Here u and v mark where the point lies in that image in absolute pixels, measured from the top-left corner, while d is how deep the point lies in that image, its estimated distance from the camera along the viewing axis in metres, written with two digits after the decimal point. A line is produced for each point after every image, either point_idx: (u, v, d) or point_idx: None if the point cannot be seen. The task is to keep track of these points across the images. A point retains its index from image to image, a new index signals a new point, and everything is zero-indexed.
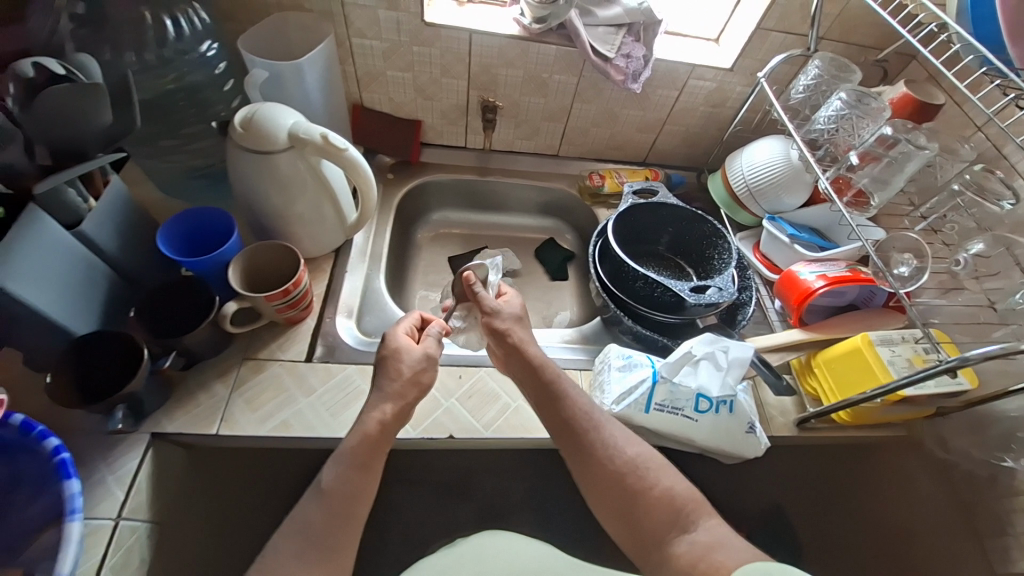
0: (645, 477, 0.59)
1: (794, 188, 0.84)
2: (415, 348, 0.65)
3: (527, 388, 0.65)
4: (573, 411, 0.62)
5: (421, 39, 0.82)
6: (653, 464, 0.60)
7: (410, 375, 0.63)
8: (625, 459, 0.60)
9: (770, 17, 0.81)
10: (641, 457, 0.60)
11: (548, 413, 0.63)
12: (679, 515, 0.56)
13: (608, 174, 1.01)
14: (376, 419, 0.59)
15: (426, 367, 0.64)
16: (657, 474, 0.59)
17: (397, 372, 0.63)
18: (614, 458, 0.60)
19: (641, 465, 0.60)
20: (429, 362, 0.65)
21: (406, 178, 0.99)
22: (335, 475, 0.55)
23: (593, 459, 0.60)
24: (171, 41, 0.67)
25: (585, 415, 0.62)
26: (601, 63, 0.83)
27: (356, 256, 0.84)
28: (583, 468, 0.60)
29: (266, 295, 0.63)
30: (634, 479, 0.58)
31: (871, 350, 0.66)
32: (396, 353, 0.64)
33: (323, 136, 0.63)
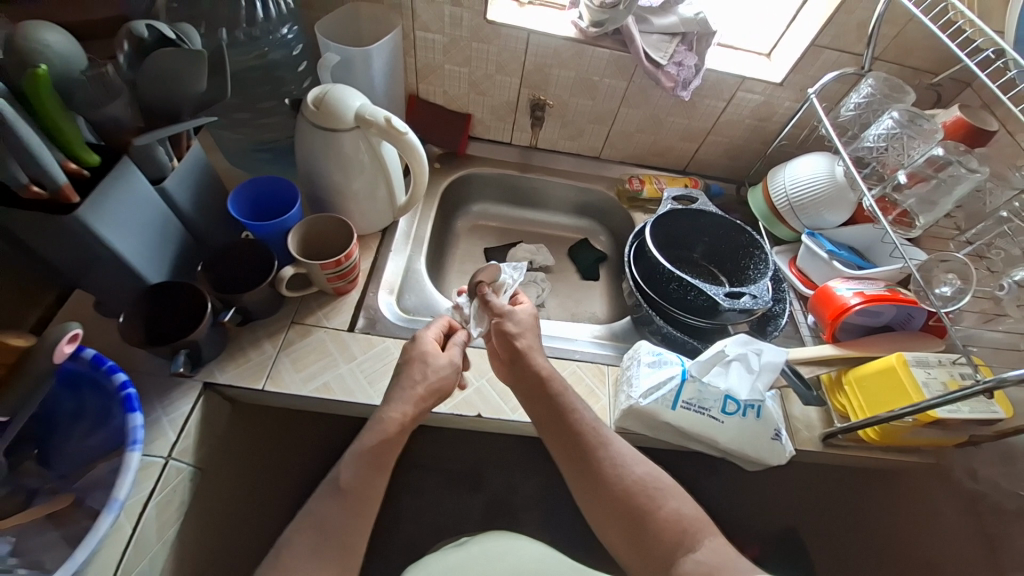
0: (654, 497, 0.58)
1: (837, 206, 0.84)
2: (440, 355, 0.66)
3: (531, 401, 0.65)
4: (581, 427, 0.62)
5: (481, 36, 0.86)
6: (664, 486, 0.59)
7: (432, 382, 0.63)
8: (630, 479, 0.59)
9: (826, 34, 0.82)
10: (649, 476, 0.60)
11: (552, 429, 0.63)
12: (685, 536, 0.56)
13: (648, 179, 1.03)
14: (397, 420, 0.59)
15: (452, 374, 0.65)
16: (666, 495, 0.59)
17: (421, 377, 0.63)
18: (620, 477, 0.59)
19: (648, 485, 0.59)
20: (455, 369, 0.66)
21: (452, 168, 1.03)
22: (353, 474, 0.55)
23: (597, 478, 0.59)
24: (259, 21, 0.72)
25: (590, 432, 0.62)
26: (653, 69, 0.85)
27: (400, 239, 0.88)
28: (585, 486, 0.60)
29: (320, 264, 0.67)
30: (643, 498, 0.58)
31: (906, 370, 0.66)
32: (424, 360, 0.64)
33: (387, 119, 0.67)
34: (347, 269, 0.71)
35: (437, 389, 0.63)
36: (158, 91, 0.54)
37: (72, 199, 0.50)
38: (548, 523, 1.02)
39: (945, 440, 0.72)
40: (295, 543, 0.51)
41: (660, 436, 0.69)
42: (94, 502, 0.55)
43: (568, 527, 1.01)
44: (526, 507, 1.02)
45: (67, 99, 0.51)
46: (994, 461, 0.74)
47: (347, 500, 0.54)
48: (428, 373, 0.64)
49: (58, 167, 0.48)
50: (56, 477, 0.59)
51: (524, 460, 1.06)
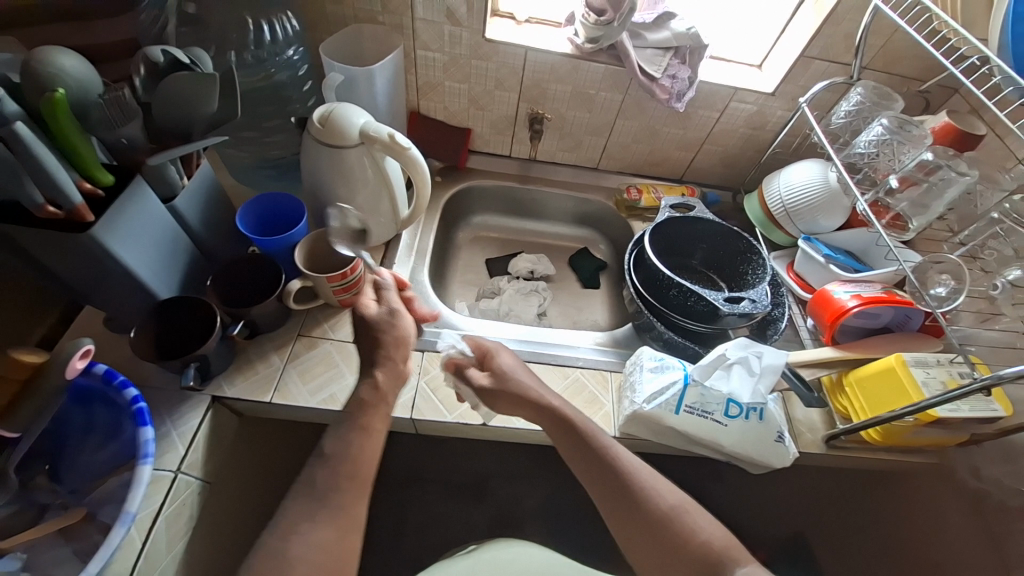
0: (685, 527, 0.57)
1: (831, 211, 0.85)
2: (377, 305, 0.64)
3: (557, 436, 0.63)
4: (607, 460, 0.60)
5: (480, 53, 0.88)
6: (687, 510, 0.58)
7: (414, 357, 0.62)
8: (661, 510, 0.58)
9: (814, 45, 0.85)
10: (678, 504, 0.59)
11: (581, 465, 0.61)
12: (719, 566, 0.55)
13: (646, 188, 1.05)
14: (372, 384, 0.58)
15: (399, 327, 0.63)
16: (697, 523, 0.57)
17: (374, 337, 0.62)
18: (651, 508, 0.58)
19: (680, 514, 0.58)
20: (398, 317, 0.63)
21: (453, 182, 1.05)
22: (335, 441, 0.54)
23: (631, 512, 0.58)
24: (266, 44, 0.75)
25: (619, 464, 0.60)
26: (647, 82, 0.88)
27: (404, 252, 0.89)
28: (623, 524, 0.58)
29: (327, 277, 0.68)
30: (677, 528, 0.57)
31: (905, 370, 0.67)
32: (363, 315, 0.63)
33: (390, 135, 0.69)
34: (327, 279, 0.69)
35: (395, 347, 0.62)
36: (170, 110, 0.56)
37: (88, 217, 0.52)
38: (555, 532, 1.01)
39: (947, 439, 0.73)
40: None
41: (665, 442, 0.70)
42: (106, 516, 0.55)
43: (575, 536, 1.01)
44: (532, 518, 1.02)
45: (84, 121, 0.53)
46: (996, 459, 0.74)
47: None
48: (373, 328, 0.62)
49: (74, 187, 0.50)
50: (67, 493, 0.60)
51: (529, 470, 1.06)
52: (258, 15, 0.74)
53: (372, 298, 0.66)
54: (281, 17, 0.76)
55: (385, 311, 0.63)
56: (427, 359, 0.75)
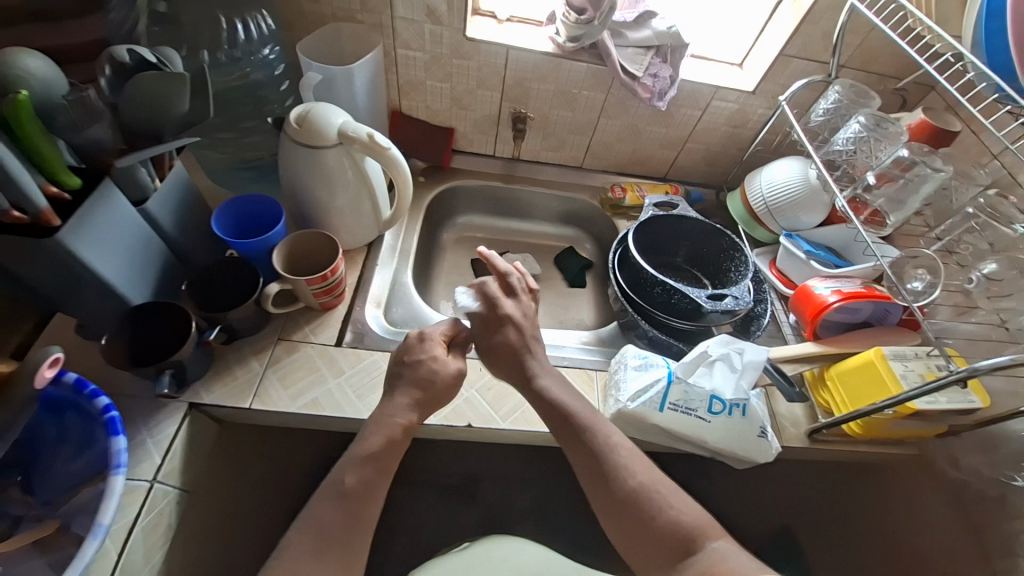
0: (654, 507, 0.57)
1: (812, 207, 0.86)
2: (449, 363, 0.65)
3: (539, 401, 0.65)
4: (581, 433, 0.61)
5: (461, 52, 0.88)
6: (661, 491, 0.58)
7: (439, 389, 0.63)
8: (630, 487, 0.58)
9: (792, 44, 0.85)
10: (649, 484, 0.58)
11: (558, 429, 0.63)
12: (684, 542, 0.55)
13: (630, 187, 1.05)
14: (403, 425, 0.59)
15: (455, 384, 0.65)
16: (666, 503, 0.57)
17: (420, 381, 0.63)
18: (621, 485, 0.58)
19: (649, 492, 0.58)
20: (459, 378, 0.65)
21: (437, 182, 1.04)
22: (359, 477, 0.55)
23: (602, 489, 0.58)
24: (241, 43, 0.73)
25: (591, 439, 0.61)
26: (629, 81, 0.88)
27: (386, 253, 0.88)
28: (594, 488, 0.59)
29: (306, 279, 0.67)
30: (645, 507, 0.57)
31: (884, 364, 0.68)
32: (432, 363, 0.64)
33: (370, 135, 0.68)
34: (446, 325, 0.68)
35: (436, 392, 0.63)
36: (141, 113, 0.55)
37: (54, 221, 0.50)
38: (546, 532, 1.01)
39: (927, 431, 0.74)
40: (299, 547, 0.51)
41: (651, 440, 0.70)
42: (79, 528, 0.53)
43: (566, 534, 1.01)
44: (522, 518, 1.01)
45: (48, 123, 0.51)
46: (974, 449, 0.76)
47: (352, 507, 0.54)
48: (432, 377, 0.63)
49: (39, 191, 0.48)
50: (40, 505, 0.58)
51: (519, 470, 1.05)
52: (232, 13, 0.73)
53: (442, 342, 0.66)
54: (256, 15, 0.75)
55: (457, 373, 0.65)
56: None
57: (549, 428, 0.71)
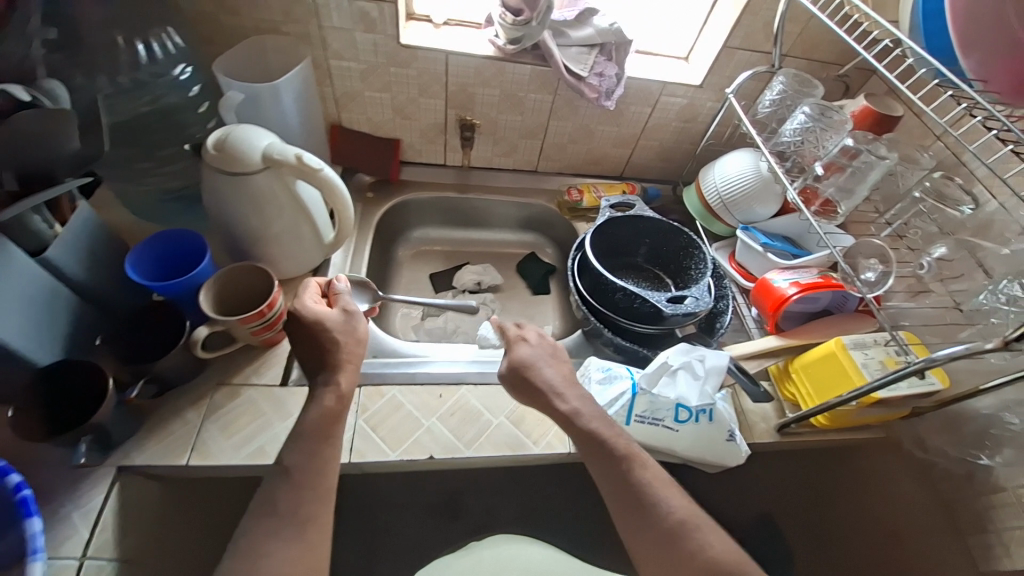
0: (694, 540, 0.53)
1: (766, 199, 0.86)
2: (331, 310, 0.63)
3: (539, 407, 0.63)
4: (619, 458, 0.58)
5: (398, 60, 0.83)
6: (661, 487, 0.57)
7: (344, 336, 0.62)
8: (671, 519, 0.54)
9: (735, 35, 0.84)
10: (688, 516, 0.55)
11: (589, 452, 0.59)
12: None
13: (587, 188, 1.03)
14: (337, 395, 0.58)
15: (352, 322, 0.64)
16: (706, 536, 0.53)
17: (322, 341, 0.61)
18: (661, 515, 0.54)
19: (689, 523, 0.54)
20: (354, 319, 0.64)
21: (387, 197, 0.99)
22: None
23: (640, 518, 0.54)
24: (145, 65, 0.68)
25: (629, 464, 0.57)
26: (575, 82, 0.86)
27: (334, 276, 0.83)
28: (608, 486, 0.57)
29: (240, 318, 0.62)
30: (685, 539, 0.53)
31: (845, 354, 0.69)
32: (318, 320, 0.61)
33: (298, 156, 0.63)
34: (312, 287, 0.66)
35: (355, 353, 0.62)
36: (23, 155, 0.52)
37: None
38: None
39: (890, 415, 0.75)
40: None
41: None
42: None
43: None
44: None
45: None
46: (939, 428, 0.78)
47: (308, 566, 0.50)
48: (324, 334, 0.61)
49: None
50: None
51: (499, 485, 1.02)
52: (132, 33, 0.67)
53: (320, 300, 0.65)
54: (161, 34, 0.69)
55: (342, 313, 0.64)
56: (366, 395, 0.70)
57: (517, 450, 0.69)
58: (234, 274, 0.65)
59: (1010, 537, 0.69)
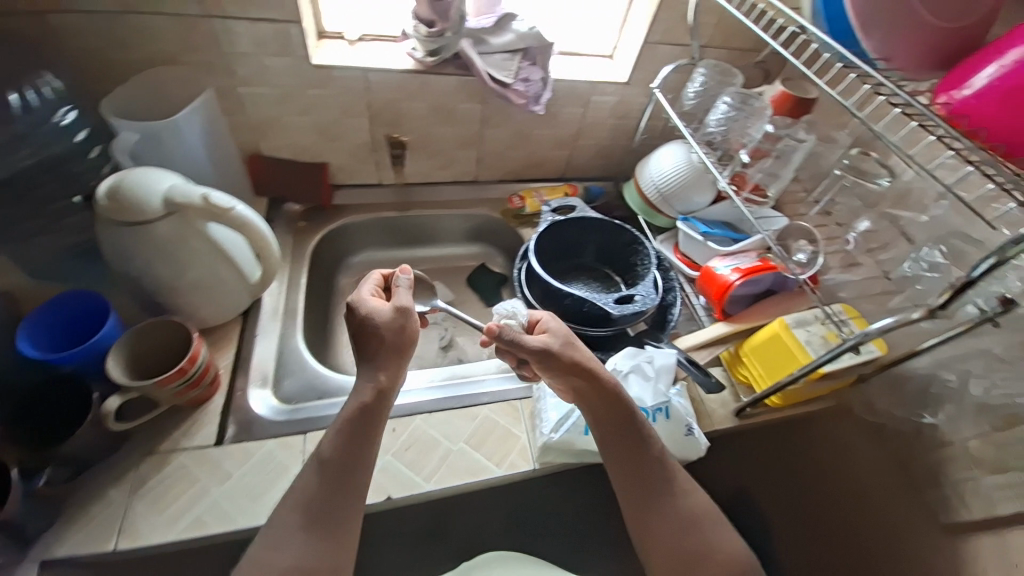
0: (707, 534, 0.59)
1: (702, 188, 0.87)
2: (384, 307, 0.62)
3: (580, 393, 0.63)
4: (650, 456, 0.61)
5: (313, 82, 0.79)
6: (682, 485, 0.62)
7: (392, 332, 0.61)
8: (687, 512, 0.60)
9: (654, 31, 0.84)
10: (702, 512, 0.61)
11: (622, 444, 0.61)
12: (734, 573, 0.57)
13: (528, 194, 1.02)
14: (374, 388, 0.60)
15: (403, 319, 0.62)
16: (717, 531, 0.60)
17: (374, 337, 0.61)
18: (679, 508, 0.60)
19: (701, 518, 0.60)
20: (403, 316, 0.63)
21: (321, 224, 0.94)
22: None
23: (657, 508, 0.60)
24: (19, 113, 0.63)
25: (658, 462, 0.62)
26: (500, 89, 0.84)
27: (267, 317, 0.79)
28: (634, 476, 0.61)
29: (157, 381, 0.58)
30: (698, 532, 0.59)
31: (788, 333, 0.71)
32: (367, 316, 0.61)
33: (204, 197, 0.60)
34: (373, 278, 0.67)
35: (401, 348, 0.62)
36: None
37: None
38: None
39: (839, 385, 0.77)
40: None
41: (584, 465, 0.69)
42: None
43: None
44: None
45: None
46: (885, 394, 0.81)
47: None
48: (375, 329, 0.61)
49: None
50: None
51: None
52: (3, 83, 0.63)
53: (373, 296, 0.65)
54: (35, 80, 0.66)
55: (395, 309, 0.62)
56: (309, 441, 0.66)
57: (479, 475, 0.68)
58: (148, 330, 0.61)
59: (964, 488, 0.71)
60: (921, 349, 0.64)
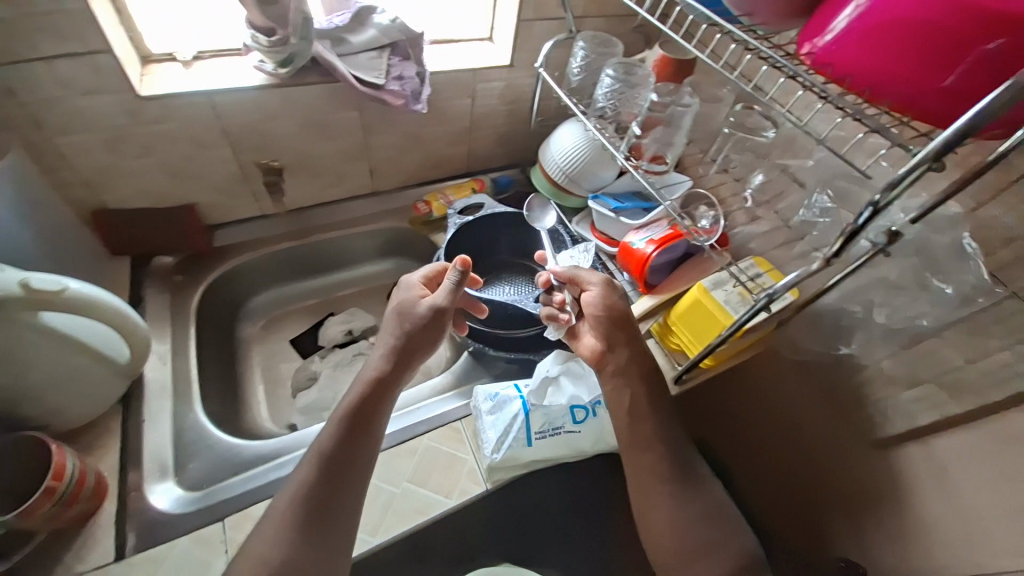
0: (725, 526, 0.57)
1: (604, 163, 0.85)
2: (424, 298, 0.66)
3: (613, 353, 0.65)
4: (673, 433, 0.62)
5: (148, 117, 0.68)
6: (703, 474, 0.61)
7: (422, 324, 0.64)
8: (706, 500, 0.58)
9: (525, 8, 0.79)
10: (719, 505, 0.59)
11: (648, 411, 0.62)
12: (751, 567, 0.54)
13: (433, 197, 0.95)
14: (374, 375, 0.61)
15: (434, 316, 0.64)
16: (735, 524, 0.57)
17: (404, 332, 0.64)
18: (698, 495, 0.59)
19: (719, 511, 0.58)
20: (438, 314, 0.65)
21: (204, 273, 0.83)
22: None
23: (677, 486, 0.59)
24: None
25: (681, 443, 0.62)
26: (373, 92, 0.75)
27: (157, 395, 0.69)
28: (658, 447, 0.60)
29: (18, 513, 0.49)
30: (716, 521, 0.57)
31: (708, 297, 0.71)
32: (413, 301, 0.66)
33: (23, 283, 0.51)
34: (430, 269, 0.71)
35: (421, 341, 0.64)
36: None
37: None
38: None
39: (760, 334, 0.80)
40: None
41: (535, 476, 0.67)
42: None
43: None
44: None
45: None
46: None
47: None
48: (411, 314, 0.64)
49: None
50: None
51: None
52: None
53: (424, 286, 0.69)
54: None
55: (428, 306, 0.65)
56: (231, 528, 0.59)
57: (427, 513, 0.64)
58: (4, 454, 0.54)
59: (886, 405, 0.70)
60: (826, 286, 0.60)
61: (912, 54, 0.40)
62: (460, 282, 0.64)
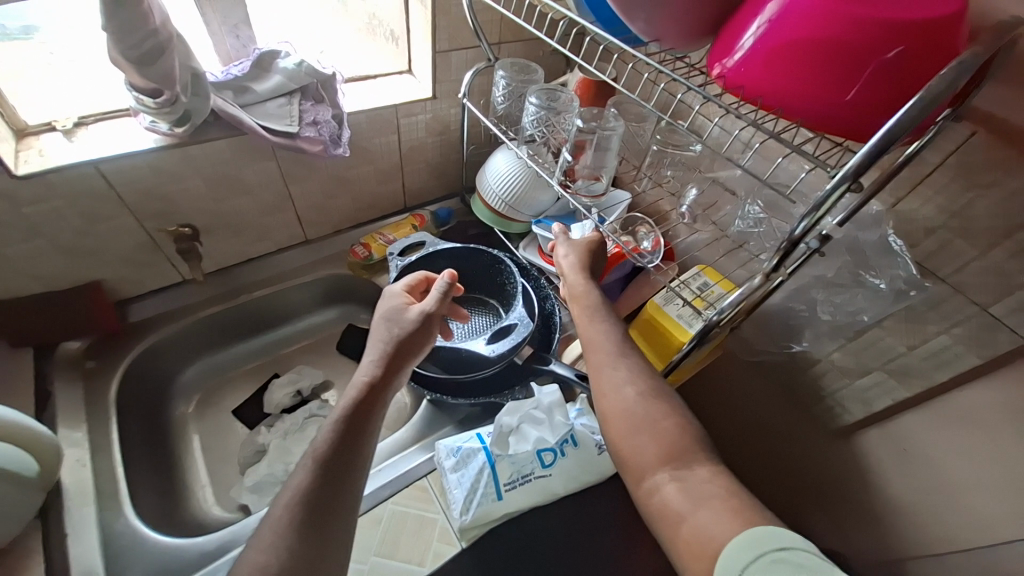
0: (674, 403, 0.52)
1: (541, 189, 0.82)
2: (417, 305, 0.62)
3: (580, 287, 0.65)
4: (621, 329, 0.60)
5: (27, 196, 0.61)
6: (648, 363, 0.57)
7: (412, 329, 0.60)
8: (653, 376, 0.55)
9: (440, 39, 0.77)
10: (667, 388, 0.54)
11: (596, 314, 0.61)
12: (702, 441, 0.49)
13: (371, 239, 0.90)
14: (365, 382, 0.56)
15: (425, 323, 0.61)
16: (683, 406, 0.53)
17: (392, 340, 0.59)
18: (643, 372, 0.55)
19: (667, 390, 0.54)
20: (428, 319, 0.61)
21: (119, 354, 0.75)
22: None
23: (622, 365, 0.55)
24: None
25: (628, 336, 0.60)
26: (287, 141, 0.70)
27: (78, 503, 0.61)
28: (601, 338, 0.58)
29: None
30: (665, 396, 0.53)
31: (662, 313, 0.71)
32: (399, 310, 0.62)
33: None
34: (413, 278, 0.68)
35: (409, 350, 0.60)
36: None
37: None
38: None
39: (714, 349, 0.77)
40: None
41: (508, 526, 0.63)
42: None
43: None
44: None
45: None
46: None
47: None
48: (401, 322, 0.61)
49: None
50: None
51: None
52: None
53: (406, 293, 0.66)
54: None
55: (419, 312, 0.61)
56: None
57: None
58: None
59: (841, 395, 0.69)
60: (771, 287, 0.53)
61: (818, 72, 0.39)
62: (450, 291, 0.62)
